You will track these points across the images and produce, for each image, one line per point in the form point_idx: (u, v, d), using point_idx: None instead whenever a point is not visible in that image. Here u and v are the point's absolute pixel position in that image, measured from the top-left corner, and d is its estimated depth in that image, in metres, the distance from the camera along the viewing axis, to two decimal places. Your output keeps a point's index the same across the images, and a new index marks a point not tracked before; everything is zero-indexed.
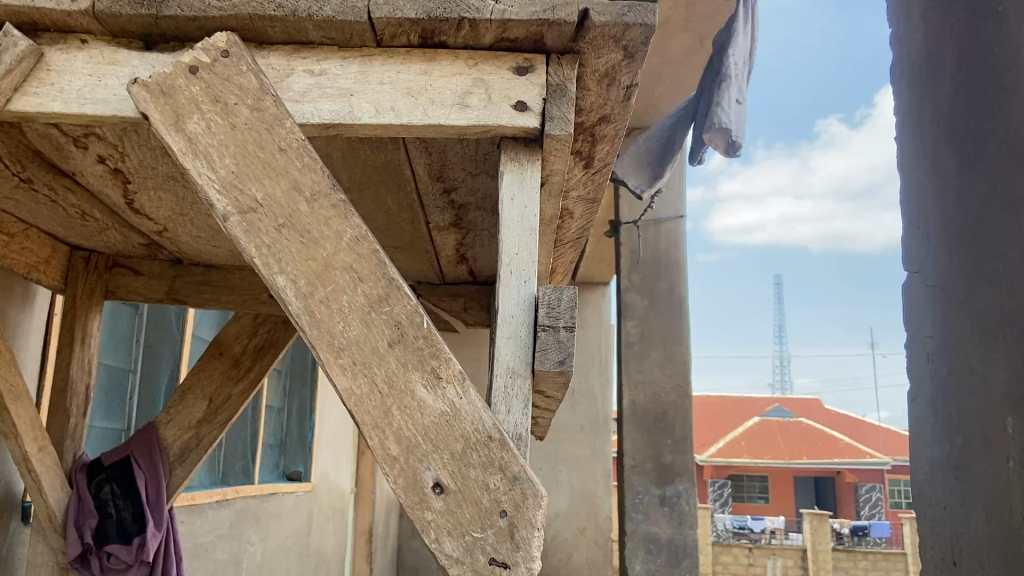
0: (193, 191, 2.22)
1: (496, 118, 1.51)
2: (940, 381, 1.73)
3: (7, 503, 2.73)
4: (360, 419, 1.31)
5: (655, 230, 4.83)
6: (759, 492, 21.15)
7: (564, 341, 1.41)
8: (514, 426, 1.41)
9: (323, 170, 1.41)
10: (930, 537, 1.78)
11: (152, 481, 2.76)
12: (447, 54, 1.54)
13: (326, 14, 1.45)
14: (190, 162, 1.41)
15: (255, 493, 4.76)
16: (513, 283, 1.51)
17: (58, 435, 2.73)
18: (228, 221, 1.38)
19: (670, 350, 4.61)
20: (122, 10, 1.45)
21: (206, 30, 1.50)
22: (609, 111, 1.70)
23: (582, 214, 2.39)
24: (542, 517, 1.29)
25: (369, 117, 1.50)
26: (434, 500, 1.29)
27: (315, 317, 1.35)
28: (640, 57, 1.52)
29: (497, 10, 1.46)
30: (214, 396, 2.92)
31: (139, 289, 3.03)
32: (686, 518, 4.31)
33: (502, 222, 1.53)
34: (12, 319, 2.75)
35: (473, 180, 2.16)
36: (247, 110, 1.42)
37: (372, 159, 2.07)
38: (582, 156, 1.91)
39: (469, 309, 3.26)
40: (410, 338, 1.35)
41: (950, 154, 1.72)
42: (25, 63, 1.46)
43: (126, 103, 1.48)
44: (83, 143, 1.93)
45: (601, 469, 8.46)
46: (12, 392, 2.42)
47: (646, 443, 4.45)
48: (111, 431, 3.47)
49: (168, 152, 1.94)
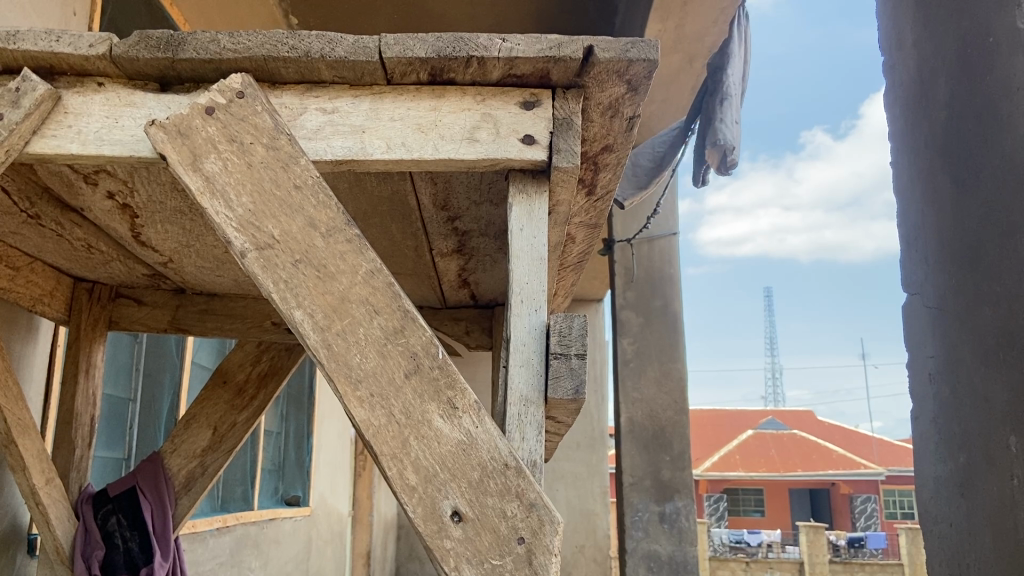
0: (201, 223, 2.24)
1: (504, 152, 1.55)
2: (942, 402, 1.77)
3: (12, 536, 2.73)
4: (379, 449, 1.33)
5: (648, 248, 4.86)
6: (755, 505, 21.14)
7: (576, 369, 1.44)
8: (529, 453, 1.45)
9: (337, 206, 1.45)
10: (938, 552, 1.80)
11: (158, 512, 2.77)
12: (456, 91, 1.58)
13: (338, 55, 1.49)
14: (208, 201, 1.44)
15: (254, 520, 4.75)
16: (523, 311, 1.53)
17: (64, 466, 2.74)
18: (245, 257, 1.41)
19: (666, 366, 4.64)
20: (139, 54, 1.49)
21: (220, 72, 1.53)
22: (612, 140, 1.73)
23: (584, 239, 2.42)
24: (559, 543, 1.32)
25: (381, 153, 1.54)
26: (453, 529, 1.30)
27: (332, 350, 1.37)
28: (642, 91, 1.56)
29: (504, 48, 1.50)
30: (219, 423, 2.95)
31: (143, 319, 3.04)
32: (686, 535, 4.33)
33: (512, 253, 1.57)
34: (17, 349, 2.76)
35: (477, 208, 2.20)
36: (263, 149, 1.46)
37: (378, 190, 2.11)
38: (585, 184, 1.94)
39: (471, 333, 3.28)
40: (425, 369, 1.38)
41: (946, 179, 1.77)
42: (43, 107, 1.50)
43: (144, 144, 1.52)
44: (93, 180, 1.96)
45: (599, 486, 8.49)
46: (20, 426, 2.41)
47: (644, 460, 4.48)
48: (112, 462, 3.47)
49: (179, 186, 1.96)
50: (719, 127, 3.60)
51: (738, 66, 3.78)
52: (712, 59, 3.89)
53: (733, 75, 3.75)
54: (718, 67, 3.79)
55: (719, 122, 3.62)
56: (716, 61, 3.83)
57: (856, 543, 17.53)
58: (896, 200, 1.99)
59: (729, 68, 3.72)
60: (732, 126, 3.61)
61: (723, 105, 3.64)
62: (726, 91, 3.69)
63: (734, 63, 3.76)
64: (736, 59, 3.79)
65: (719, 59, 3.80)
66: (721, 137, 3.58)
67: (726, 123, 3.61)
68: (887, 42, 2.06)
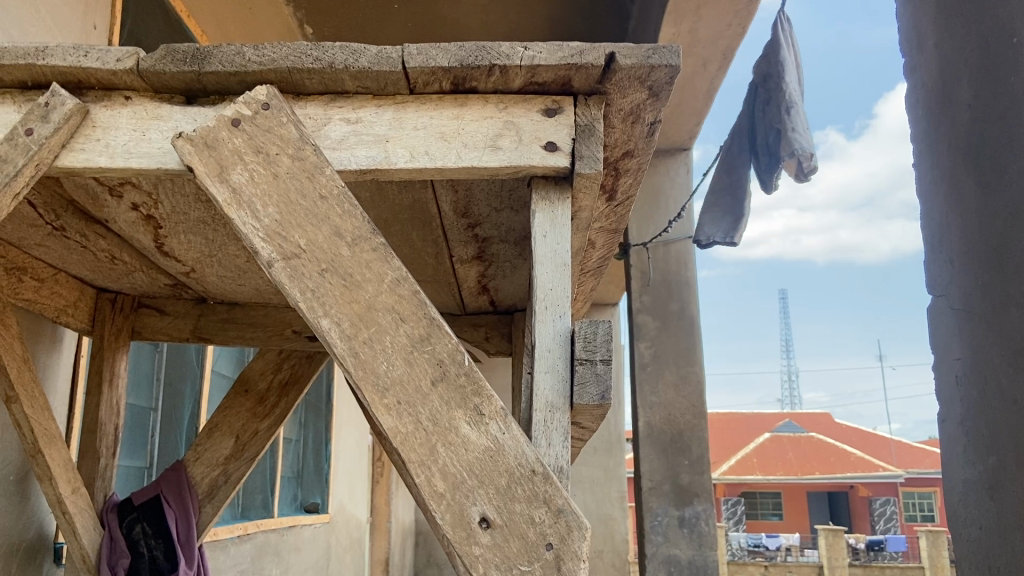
0: (224, 233, 2.26)
1: (527, 159, 1.56)
2: (970, 404, 1.76)
3: (39, 545, 2.77)
4: (406, 457, 1.33)
5: (664, 252, 4.85)
6: (773, 509, 20.99)
7: (602, 375, 1.45)
8: (555, 459, 1.45)
9: (363, 216, 1.47)
10: (968, 556, 1.78)
11: (182, 520, 2.80)
12: (478, 99, 1.59)
13: (361, 66, 1.51)
14: (234, 212, 1.45)
15: (275, 527, 4.78)
16: (548, 318, 1.53)
17: (89, 476, 2.76)
18: (273, 266, 1.42)
19: (684, 370, 4.62)
20: (166, 68, 1.51)
21: (246, 84, 1.55)
22: (633, 146, 1.73)
23: (604, 244, 2.42)
24: (587, 549, 1.32)
25: (405, 162, 1.55)
26: (482, 535, 1.30)
27: (359, 358, 1.38)
28: (664, 96, 1.56)
29: (527, 56, 1.51)
30: (241, 432, 2.97)
31: (165, 328, 3.05)
32: (706, 539, 4.31)
33: (535, 259, 1.57)
34: (41, 360, 2.79)
35: (498, 215, 2.21)
36: (289, 160, 1.48)
37: (399, 199, 2.13)
38: (605, 189, 1.95)
39: (490, 339, 3.28)
40: (452, 376, 1.39)
41: (970, 181, 1.76)
42: (72, 122, 1.52)
43: (170, 156, 1.54)
44: (119, 192, 1.98)
45: (616, 491, 8.46)
46: (46, 436, 2.44)
47: (663, 464, 4.47)
48: (134, 471, 3.50)
49: (203, 197, 1.98)
50: (792, 137, 3.70)
51: (793, 72, 3.91)
52: (762, 67, 4.04)
53: (791, 82, 3.87)
54: (774, 76, 3.91)
55: (791, 131, 3.72)
56: (768, 67, 3.98)
57: (876, 545, 17.36)
58: (919, 203, 1.98)
59: (784, 76, 3.86)
60: (803, 133, 3.71)
61: (790, 114, 3.75)
62: (790, 100, 3.80)
63: (790, 69, 3.89)
64: (790, 65, 3.90)
65: (772, 67, 3.94)
66: (798, 145, 3.67)
67: (798, 131, 3.71)
68: (907, 44, 2.05)
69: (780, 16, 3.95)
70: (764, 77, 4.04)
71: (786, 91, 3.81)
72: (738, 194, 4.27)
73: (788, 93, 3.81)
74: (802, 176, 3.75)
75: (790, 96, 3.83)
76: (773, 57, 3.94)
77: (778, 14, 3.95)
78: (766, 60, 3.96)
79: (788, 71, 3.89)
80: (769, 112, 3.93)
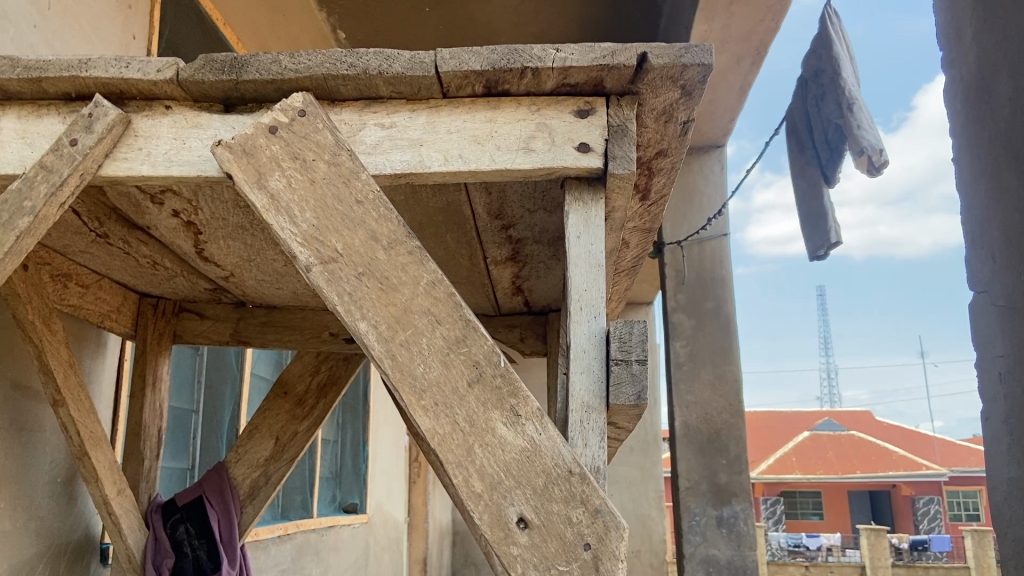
0: (262, 238, 2.30)
1: (559, 160, 1.56)
2: (1014, 402, 1.72)
3: (86, 546, 2.84)
4: (444, 457, 1.34)
5: (699, 250, 4.82)
6: (813, 508, 20.70)
7: (638, 375, 1.45)
8: (591, 459, 1.45)
9: (398, 219, 1.48)
10: (1014, 557, 1.75)
11: (224, 520, 2.85)
12: (510, 101, 1.60)
13: (395, 71, 1.52)
14: (273, 217, 1.48)
15: (314, 527, 4.84)
16: (583, 318, 1.53)
17: (134, 477, 2.82)
18: (311, 270, 1.44)
19: (720, 369, 4.59)
20: (204, 77, 1.54)
21: (282, 91, 1.57)
22: (667, 146, 1.73)
23: (639, 244, 2.42)
24: (625, 549, 1.32)
25: (439, 165, 1.56)
26: (520, 535, 1.31)
27: (397, 360, 1.40)
28: (698, 95, 1.55)
29: (558, 58, 1.52)
30: (281, 433, 3.02)
31: (205, 332, 3.11)
32: (745, 539, 4.28)
33: (570, 260, 1.57)
34: (87, 364, 2.86)
35: (532, 216, 2.21)
36: (325, 165, 1.50)
37: (434, 202, 2.14)
38: (639, 189, 1.94)
39: (525, 339, 3.29)
40: (488, 377, 1.40)
41: (1012, 176, 1.72)
42: (114, 132, 1.56)
43: (210, 164, 1.57)
44: (160, 200, 2.03)
45: (653, 491, 8.42)
46: (92, 439, 2.50)
47: (700, 464, 4.44)
48: (177, 472, 3.57)
49: (241, 202, 2.02)
50: (859, 135, 3.63)
51: (849, 66, 3.87)
52: (812, 62, 4.03)
53: (847, 77, 3.83)
54: (829, 72, 3.88)
55: (857, 129, 3.66)
56: (818, 62, 3.97)
57: (920, 545, 17.04)
58: (959, 199, 1.95)
59: (840, 71, 3.83)
60: (869, 129, 3.65)
61: (852, 111, 3.70)
62: (849, 97, 3.77)
63: (844, 63, 3.85)
64: (844, 58, 3.87)
65: (824, 63, 3.91)
66: (866, 143, 3.60)
67: (864, 128, 3.66)
68: (945, 37, 2.02)
69: (827, 9, 3.92)
70: (815, 72, 4.02)
71: (843, 87, 3.79)
72: (815, 194, 4.30)
73: (847, 89, 3.78)
74: (874, 172, 3.63)
75: (849, 92, 3.79)
76: (825, 52, 3.90)
77: (826, 8, 3.92)
78: (814, 55, 3.97)
79: (842, 65, 3.85)
80: (827, 108, 3.92)
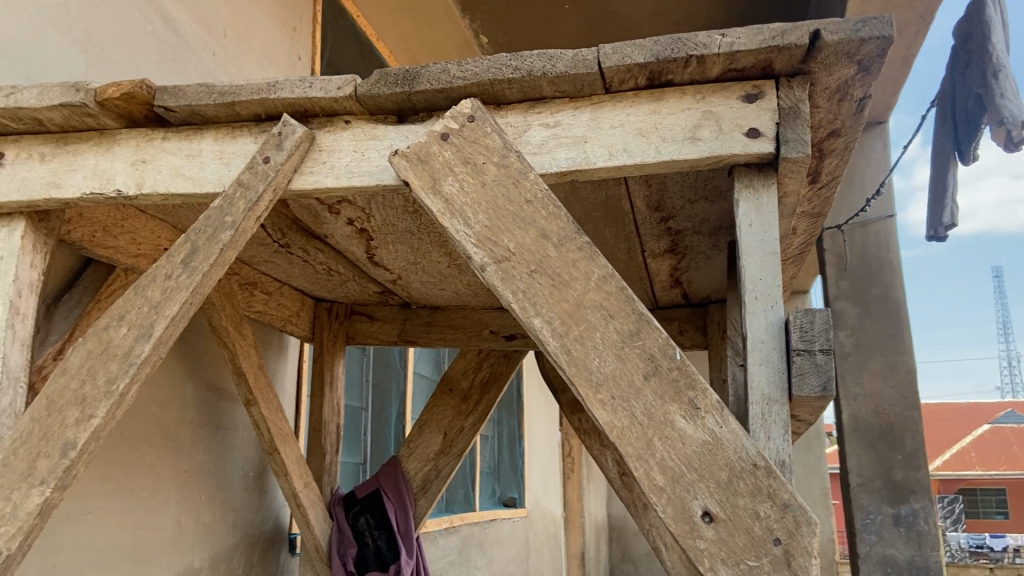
0: (428, 241, 2.39)
1: (729, 148, 1.53)
2: None
3: (276, 535, 3.06)
4: (625, 451, 1.35)
5: (862, 233, 4.56)
6: (997, 507, 19.11)
7: (823, 366, 1.40)
8: (776, 453, 1.42)
9: (568, 216, 1.50)
10: None
11: (400, 513, 2.98)
12: (675, 91, 1.58)
13: (559, 71, 1.54)
14: (448, 220, 1.53)
15: (477, 520, 4.97)
16: (759, 308, 1.50)
17: (317, 471, 3.01)
18: (486, 270, 1.49)
19: (891, 358, 4.34)
20: (379, 91, 1.62)
21: (451, 98, 1.63)
22: (840, 125, 1.66)
23: (806, 230, 2.32)
24: (818, 545, 1.28)
25: (605, 161, 1.57)
26: (706, 529, 1.30)
27: (572, 354, 1.41)
28: (875, 69, 1.48)
29: (725, 43, 1.48)
30: (448, 428, 3.13)
31: (375, 333, 3.25)
32: (926, 539, 4.03)
33: (742, 250, 1.53)
34: (271, 365, 3.07)
35: (692, 207, 2.18)
36: (495, 167, 1.55)
37: (592, 197, 2.15)
38: (808, 172, 1.87)
39: (684, 332, 3.24)
40: (665, 370, 1.39)
41: None
42: (301, 148, 1.67)
43: (387, 172, 1.65)
44: (336, 210, 2.15)
45: (818, 488, 8.06)
46: (281, 435, 2.69)
47: (872, 459, 4.21)
48: (352, 467, 3.77)
49: (410, 208, 2.11)
50: (1001, 105, 3.33)
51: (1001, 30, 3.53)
52: (962, 26, 3.69)
53: (999, 43, 3.50)
54: (976, 37, 3.55)
55: (1001, 98, 3.35)
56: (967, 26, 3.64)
57: None
58: None
59: (990, 36, 3.49)
60: (1015, 99, 3.34)
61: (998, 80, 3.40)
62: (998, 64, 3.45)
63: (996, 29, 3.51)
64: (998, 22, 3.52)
65: (974, 27, 3.56)
66: (1008, 113, 3.30)
67: (1008, 97, 3.35)
68: None
69: None
70: (963, 37, 3.68)
71: (994, 53, 3.46)
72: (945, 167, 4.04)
73: (995, 56, 3.46)
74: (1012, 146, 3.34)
75: (998, 60, 3.47)
76: (976, 15, 3.54)
77: None
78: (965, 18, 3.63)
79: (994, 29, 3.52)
80: (971, 76, 3.61)
